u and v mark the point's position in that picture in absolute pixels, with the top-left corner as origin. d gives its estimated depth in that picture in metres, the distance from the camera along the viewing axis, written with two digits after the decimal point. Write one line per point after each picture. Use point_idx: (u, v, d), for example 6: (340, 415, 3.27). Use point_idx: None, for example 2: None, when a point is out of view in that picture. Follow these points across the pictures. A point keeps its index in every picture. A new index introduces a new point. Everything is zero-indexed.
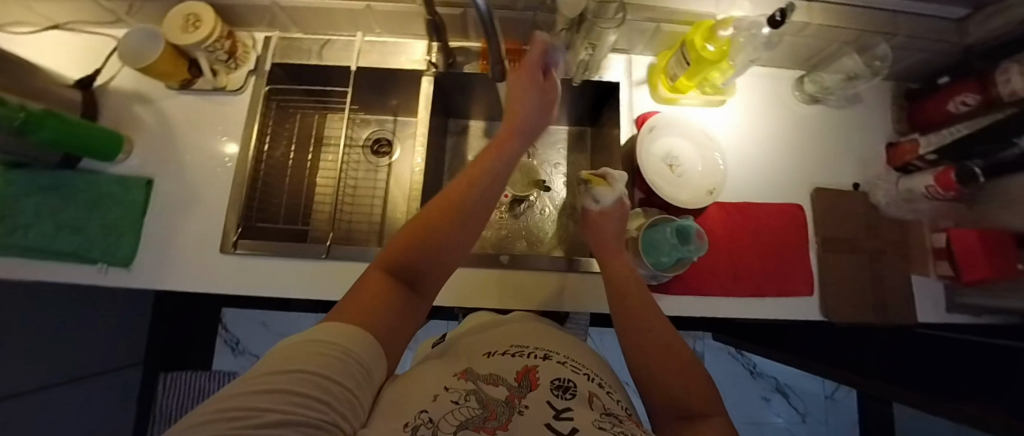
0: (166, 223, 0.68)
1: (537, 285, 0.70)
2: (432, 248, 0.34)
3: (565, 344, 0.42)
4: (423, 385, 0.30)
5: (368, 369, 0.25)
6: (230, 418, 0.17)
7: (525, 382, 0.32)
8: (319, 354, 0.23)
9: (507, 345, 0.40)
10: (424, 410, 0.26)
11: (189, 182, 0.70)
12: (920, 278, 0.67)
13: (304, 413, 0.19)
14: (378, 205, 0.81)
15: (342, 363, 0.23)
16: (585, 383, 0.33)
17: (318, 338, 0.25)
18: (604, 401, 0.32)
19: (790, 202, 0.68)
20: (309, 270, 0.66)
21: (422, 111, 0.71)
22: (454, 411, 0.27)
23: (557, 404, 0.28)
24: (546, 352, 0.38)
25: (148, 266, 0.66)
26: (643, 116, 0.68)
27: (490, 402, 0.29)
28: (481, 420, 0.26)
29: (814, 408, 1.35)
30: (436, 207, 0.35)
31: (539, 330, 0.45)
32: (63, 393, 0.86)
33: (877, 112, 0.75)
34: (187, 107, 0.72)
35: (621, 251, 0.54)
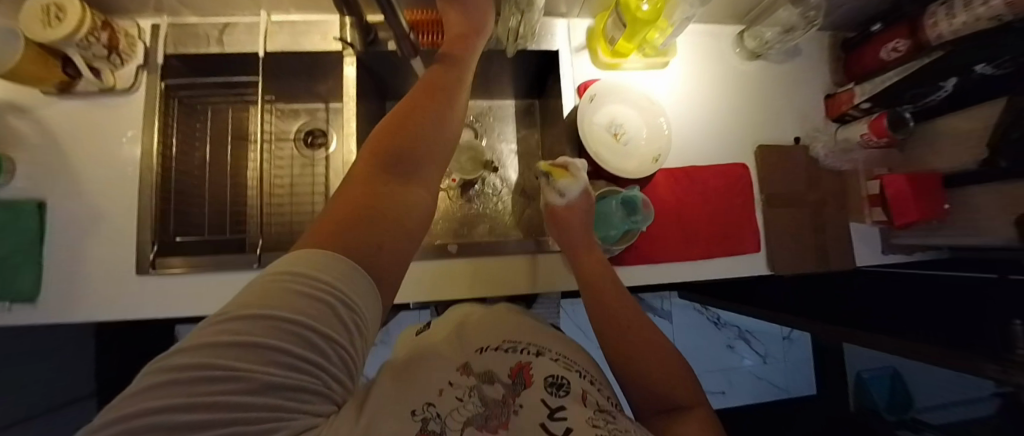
0: (72, 249, 0.60)
1: (495, 271, 0.67)
2: (404, 145, 0.34)
3: (549, 334, 0.42)
4: (426, 377, 0.30)
5: (363, 320, 0.24)
6: (207, 380, 0.15)
7: (519, 379, 0.32)
8: (306, 294, 0.20)
9: (499, 340, 0.38)
10: (430, 404, 0.26)
11: (91, 200, 0.61)
12: (857, 224, 0.70)
13: (288, 375, 0.18)
14: (319, 202, 0.77)
15: (334, 315, 0.21)
16: (579, 380, 0.34)
17: (304, 270, 0.22)
18: (596, 397, 0.33)
19: (735, 163, 0.68)
20: (242, 283, 0.61)
21: (347, 97, 0.65)
22: (458, 408, 0.27)
23: (552, 402, 0.29)
24: (539, 348, 0.37)
25: (58, 298, 0.59)
26: (585, 84, 0.64)
27: (492, 399, 0.29)
28: (482, 418, 0.27)
29: (774, 350, 1.44)
30: (390, 123, 0.36)
31: (518, 318, 0.44)
32: None
33: (816, 62, 0.74)
34: (75, 114, 0.63)
35: (593, 246, 0.54)
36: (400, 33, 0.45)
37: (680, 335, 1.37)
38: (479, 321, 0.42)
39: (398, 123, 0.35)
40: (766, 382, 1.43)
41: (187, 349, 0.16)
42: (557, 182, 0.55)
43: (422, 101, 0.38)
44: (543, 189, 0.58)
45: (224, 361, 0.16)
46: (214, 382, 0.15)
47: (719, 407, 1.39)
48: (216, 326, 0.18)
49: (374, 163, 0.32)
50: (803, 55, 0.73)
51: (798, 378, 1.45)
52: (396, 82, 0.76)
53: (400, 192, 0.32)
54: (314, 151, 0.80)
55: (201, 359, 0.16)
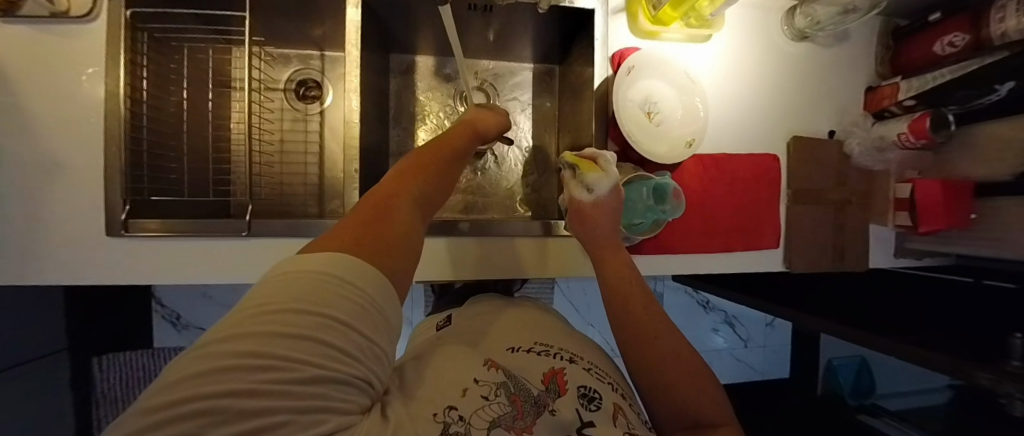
0: (27, 202, 0.53)
1: (504, 252, 0.64)
2: (418, 191, 0.33)
3: (578, 339, 0.40)
4: (453, 373, 0.28)
5: (388, 318, 0.22)
6: (257, 368, 0.14)
7: (553, 385, 0.29)
8: (352, 299, 0.19)
9: (531, 340, 0.36)
10: (452, 407, 0.24)
11: (46, 146, 0.53)
12: (877, 227, 0.68)
13: (325, 364, 0.17)
14: (313, 163, 0.71)
15: (364, 309, 0.20)
16: (610, 393, 0.31)
17: (323, 264, 0.20)
18: (628, 416, 0.30)
19: (767, 153, 0.64)
20: (229, 250, 0.55)
21: (350, 44, 0.57)
22: (484, 407, 0.25)
23: (582, 415, 0.27)
24: (572, 354, 0.35)
25: (16, 257, 0.53)
26: (621, 54, 0.58)
27: (520, 398, 0.27)
28: (509, 419, 0.25)
29: (756, 335, 1.49)
30: (401, 168, 0.35)
31: (549, 319, 0.43)
32: None
33: (865, 49, 0.68)
34: (19, 41, 0.53)
35: (620, 248, 0.49)
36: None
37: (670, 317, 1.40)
38: (513, 320, 0.41)
39: (411, 169, 0.35)
40: (744, 364, 1.49)
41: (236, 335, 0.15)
42: (585, 178, 0.50)
43: (442, 154, 0.39)
44: (569, 183, 0.53)
45: (275, 350, 0.15)
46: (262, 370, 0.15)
47: None
48: (255, 313, 0.17)
49: (388, 197, 0.30)
50: (852, 40, 0.68)
51: (775, 362, 1.52)
52: (403, 30, 0.67)
53: (411, 224, 0.29)
54: (307, 105, 0.72)
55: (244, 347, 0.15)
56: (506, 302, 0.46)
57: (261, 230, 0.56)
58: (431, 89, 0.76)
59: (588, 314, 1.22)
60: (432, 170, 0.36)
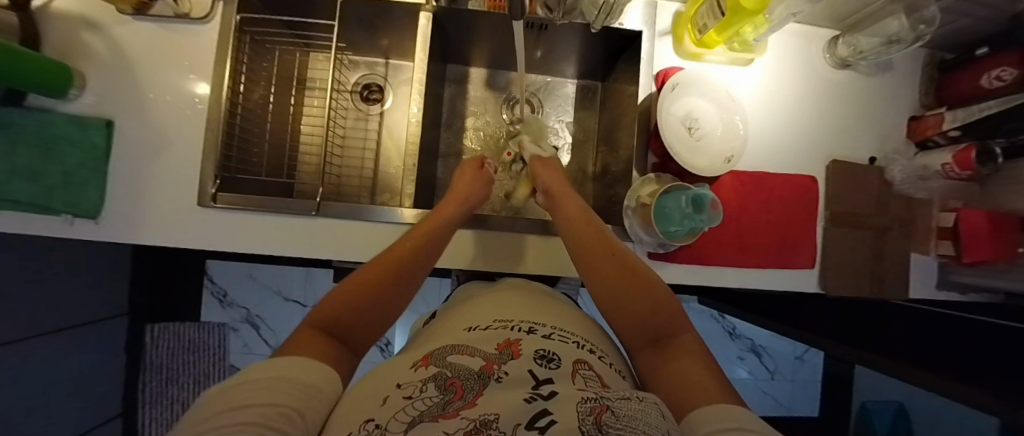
0: (133, 172, 0.61)
1: (531, 250, 0.66)
2: (355, 315, 0.37)
3: (542, 311, 0.45)
4: (374, 392, 0.27)
5: (314, 388, 0.26)
6: None
7: (506, 350, 0.33)
8: (274, 388, 0.24)
9: (490, 319, 0.41)
10: (370, 420, 0.23)
11: (155, 126, 0.62)
12: (919, 255, 0.68)
13: (250, 427, 0.19)
14: (369, 159, 0.78)
15: (291, 394, 0.24)
16: (569, 350, 0.35)
17: (273, 372, 0.26)
18: (589, 364, 0.34)
19: (805, 174, 0.65)
20: (298, 227, 0.62)
21: (420, 54, 0.64)
22: (405, 407, 0.24)
23: (538, 373, 0.28)
24: (530, 325, 0.39)
25: (118, 218, 0.61)
26: (666, 72, 0.62)
27: (450, 386, 0.26)
28: (440, 406, 0.24)
29: (783, 368, 1.44)
30: (347, 288, 0.39)
31: (514, 298, 0.49)
32: (42, 344, 0.84)
33: (908, 81, 0.70)
34: (147, 37, 0.62)
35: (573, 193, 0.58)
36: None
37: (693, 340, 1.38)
38: (478, 309, 0.46)
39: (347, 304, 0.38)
40: (769, 397, 1.44)
41: None
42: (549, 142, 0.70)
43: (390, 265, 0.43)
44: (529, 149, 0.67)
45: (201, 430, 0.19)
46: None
47: None
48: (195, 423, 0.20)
49: (320, 326, 0.35)
50: (896, 71, 0.69)
51: (802, 398, 1.45)
52: (463, 44, 0.74)
53: (337, 352, 0.33)
54: (369, 106, 0.80)
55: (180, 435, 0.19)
56: (479, 292, 0.53)
57: (328, 212, 0.62)
58: (481, 99, 0.82)
59: None
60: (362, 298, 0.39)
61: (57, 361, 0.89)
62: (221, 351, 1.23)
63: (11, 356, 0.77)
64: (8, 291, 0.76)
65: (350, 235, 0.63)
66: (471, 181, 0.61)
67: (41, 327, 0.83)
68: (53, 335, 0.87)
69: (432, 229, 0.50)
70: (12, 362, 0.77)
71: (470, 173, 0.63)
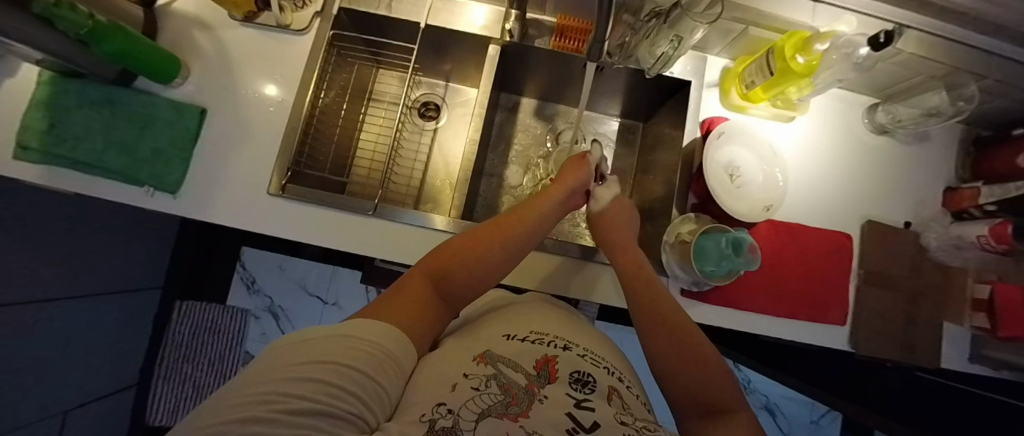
0: (215, 156, 0.68)
1: (563, 272, 0.71)
2: (456, 271, 0.40)
3: (572, 330, 0.48)
4: (443, 371, 0.31)
5: (396, 360, 0.29)
6: (265, 401, 0.19)
7: (544, 372, 0.34)
8: (352, 349, 0.25)
9: (526, 330, 0.43)
10: (442, 403, 0.26)
11: (240, 118, 0.68)
12: (952, 325, 0.68)
13: (328, 398, 0.20)
14: (418, 170, 0.83)
15: (360, 352, 0.26)
16: (604, 378, 0.37)
17: (334, 330, 0.27)
18: (621, 394, 0.35)
19: (839, 231, 0.67)
20: (353, 224, 0.67)
21: (484, 80, 0.71)
22: (474, 398, 0.27)
23: (576, 396, 0.31)
24: (565, 343, 0.42)
25: (193, 195, 0.67)
26: (711, 121, 0.66)
27: (511, 389, 0.30)
28: (503, 406, 0.27)
29: (798, 431, 1.38)
30: (454, 245, 0.43)
31: (544, 311, 0.52)
32: (71, 306, 0.89)
33: (944, 153, 0.72)
34: (247, 40, 0.70)
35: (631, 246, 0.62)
36: (602, 42, 0.44)
37: None
38: (516, 317, 0.48)
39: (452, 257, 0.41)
40: None
41: (261, 384, 0.20)
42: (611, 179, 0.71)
43: (493, 232, 0.45)
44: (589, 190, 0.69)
45: (284, 389, 0.20)
46: (277, 402, 0.19)
47: None
48: (261, 378, 0.21)
49: (427, 273, 0.39)
50: (933, 142, 0.72)
51: None
52: (520, 75, 0.81)
53: (433, 305, 0.37)
54: (425, 121, 0.86)
55: (266, 391, 0.19)
56: (523, 301, 0.56)
57: (383, 213, 0.67)
58: (528, 126, 0.88)
59: None
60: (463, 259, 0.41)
61: (83, 323, 0.93)
62: (240, 337, 1.24)
63: (41, 312, 0.81)
64: (47, 250, 0.81)
65: (401, 237, 0.67)
66: (580, 173, 0.63)
67: (66, 291, 0.87)
68: (81, 299, 0.92)
69: (528, 207, 0.52)
70: (40, 319, 0.81)
71: (573, 164, 0.64)
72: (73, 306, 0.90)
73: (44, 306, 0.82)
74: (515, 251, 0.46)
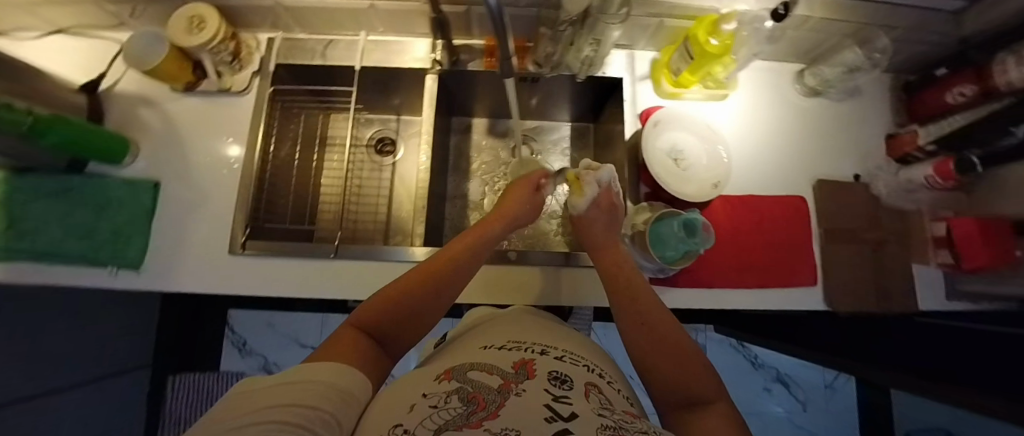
0: (176, 225, 0.69)
1: (539, 280, 0.72)
2: (394, 315, 0.40)
3: (552, 336, 0.47)
4: (399, 401, 0.28)
5: (352, 395, 0.28)
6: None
7: (522, 371, 0.34)
8: (313, 393, 0.25)
9: (504, 341, 0.43)
10: (398, 424, 0.24)
11: (195, 184, 0.70)
12: (920, 266, 0.69)
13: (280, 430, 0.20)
14: (383, 204, 0.83)
15: (319, 392, 0.25)
16: (580, 374, 0.36)
17: (291, 377, 0.26)
18: (599, 389, 0.34)
19: (793, 194, 0.69)
20: (317, 270, 0.67)
21: (427, 110, 0.72)
22: (431, 416, 0.24)
23: (555, 391, 0.30)
24: (543, 348, 0.41)
25: (157, 268, 0.67)
26: (647, 111, 0.68)
27: (477, 399, 0.28)
28: (464, 417, 0.24)
29: (815, 397, 1.36)
30: (388, 293, 0.42)
31: (526, 322, 0.52)
32: (62, 400, 0.88)
33: (878, 104, 0.75)
34: (192, 109, 0.72)
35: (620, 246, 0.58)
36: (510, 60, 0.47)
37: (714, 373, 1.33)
38: (492, 332, 0.48)
39: (391, 300, 0.41)
40: (803, 431, 1.35)
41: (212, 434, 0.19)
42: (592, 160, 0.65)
43: (429, 275, 0.44)
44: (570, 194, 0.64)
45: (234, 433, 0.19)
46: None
47: None
48: (215, 425, 0.20)
49: (366, 319, 0.38)
50: (866, 95, 0.75)
51: (840, 430, 1.36)
52: (465, 98, 0.83)
53: (375, 352, 0.37)
54: (383, 157, 0.87)
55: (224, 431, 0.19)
56: (502, 318, 0.54)
57: (345, 254, 0.67)
58: (483, 145, 0.89)
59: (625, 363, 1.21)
60: (401, 302, 0.41)
61: (75, 415, 0.92)
62: None
63: (31, 411, 0.80)
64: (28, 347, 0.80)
65: (369, 276, 0.67)
66: (522, 198, 0.65)
67: (52, 385, 0.86)
68: (71, 391, 0.90)
69: (466, 243, 0.51)
70: (31, 418, 0.80)
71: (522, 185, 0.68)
72: (64, 399, 0.88)
73: (34, 403, 0.81)
74: (457, 285, 0.47)
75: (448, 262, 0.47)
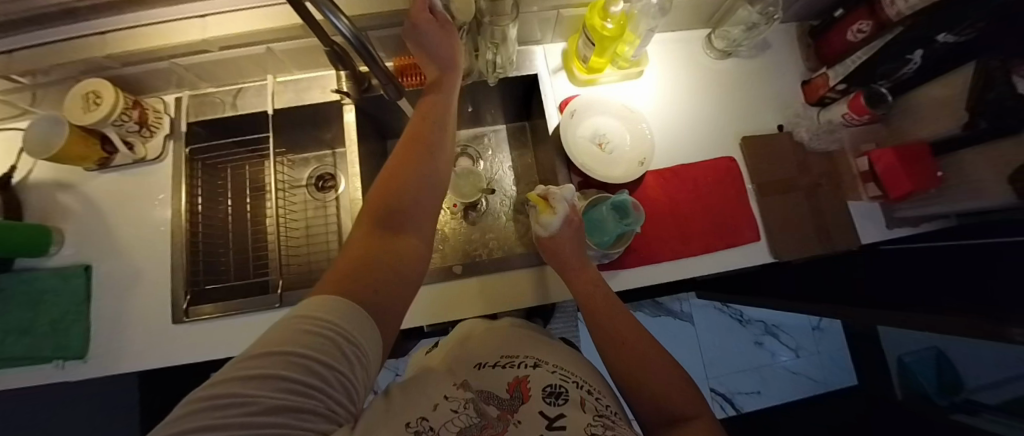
0: (117, 304, 0.67)
1: (510, 285, 0.72)
2: (394, 204, 0.39)
3: (543, 346, 0.43)
4: (427, 393, 0.31)
5: (363, 358, 0.27)
6: (229, 389, 0.20)
7: (517, 393, 0.33)
8: (318, 337, 0.25)
9: (497, 355, 0.40)
10: (423, 418, 0.26)
11: (129, 259, 0.68)
12: (855, 202, 0.70)
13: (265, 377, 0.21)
14: (333, 239, 0.81)
15: (323, 339, 0.25)
16: (576, 388, 0.34)
17: (299, 315, 0.27)
18: (594, 404, 0.33)
19: (723, 157, 0.70)
20: (265, 321, 0.65)
21: (348, 140, 0.71)
22: (453, 419, 0.27)
23: (550, 412, 0.29)
24: (535, 361, 0.38)
25: (103, 352, 0.65)
26: (565, 101, 0.69)
27: (486, 414, 0.30)
28: (477, 428, 0.27)
29: (805, 341, 1.39)
30: (375, 195, 0.40)
31: (525, 335, 0.46)
32: None
33: (787, 54, 0.77)
34: (113, 184, 0.71)
35: (587, 265, 0.54)
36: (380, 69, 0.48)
37: (704, 337, 1.35)
38: (478, 344, 0.44)
39: (385, 193, 0.40)
40: (802, 376, 1.37)
41: (242, 370, 0.22)
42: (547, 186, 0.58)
43: (401, 160, 0.43)
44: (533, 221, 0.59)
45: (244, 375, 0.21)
46: (249, 404, 0.19)
47: (755, 407, 1.34)
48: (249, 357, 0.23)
49: (370, 222, 0.37)
50: (774, 48, 0.77)
51: (835, 369, 1.39)
52: (394, 122, 0.83)
53: (396, 243, 0.37)
54: (325, 193, 0.86)
55: (227, 390, 0.20)
56: (484, 331, 0.48)
57: (291, 300, 0.66)
58: None
59: None
60: (393, 192, 0.40)
61: None
62: None
63: None
64: None
65: None
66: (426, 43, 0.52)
67: None
68: None
69: (421, 120, 0.48)
70: None
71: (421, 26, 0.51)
72: None
73: None
74: (438, 154, 0.46)
75: (414, 143, 0.44)
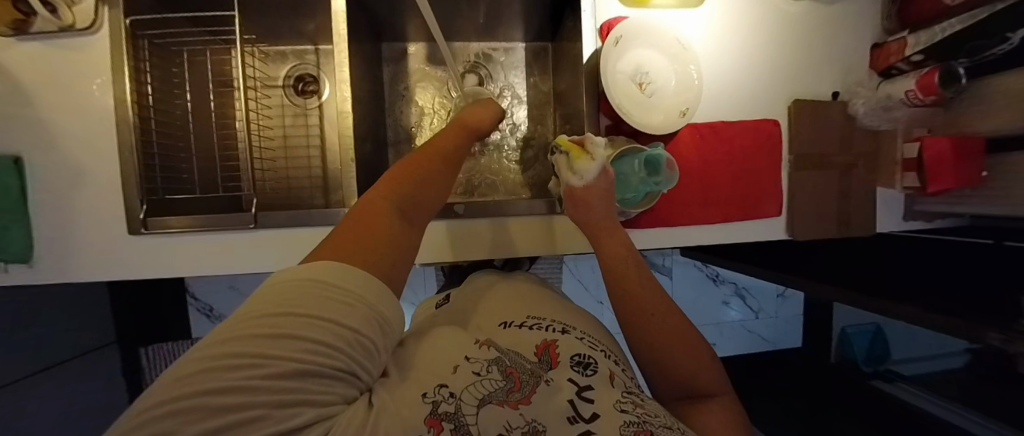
0: (63, 207, 0.57)
1: (515, 231, 0.67)
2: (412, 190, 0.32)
3: (571, 313, 0.39)
4: (444, 348, 0.27)
5: (386, 320, 0.22)
6: (233, 351, 0.15)
7: (545, 357, 0.29)
8: (343, 303, 0.19)
9: (523, 315, 0.36)
10: (443, 385, 0.22)
11: (70, 156, 0.57)
12: (884, 189, 0.67)
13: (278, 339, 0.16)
14: (316, 156, 0.71)
15: (348, 307, 0.19)
16: (605, 361, 0.31)
17: (313, 273, 0.20)
18: (624, 380, 0.30)
19: (767, 118, 0.63)
20: (242, 242, 0.59)
21: (334, 36, 0.57)
22: (476, 383, 0.23)
23: (579, 380, 0.26)
24: (564, 326, 0.34)
25: (54, 258, 0.58)
26: (609, 24, 0.57)
27: (513, 371, 0.25)
28: (503, 393, 0.23)
29: (768, 305, 1.48)
30: (390, 178, 0.33)
31: (545, 295, 0.42)
32: None
33: (868, 4, 0.65)
34: (34, 57, 0.56)
35: (617, 227, 0.48)
36: None
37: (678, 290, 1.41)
38: (498, 302, 0.39)
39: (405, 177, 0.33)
40: (754, 335, 1.48)
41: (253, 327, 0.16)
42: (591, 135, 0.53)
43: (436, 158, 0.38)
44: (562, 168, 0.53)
45: (253, 335, 0.16)
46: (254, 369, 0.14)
47: None
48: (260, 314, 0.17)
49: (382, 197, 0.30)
50: None
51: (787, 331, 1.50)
52: (393, 19, 0.68)
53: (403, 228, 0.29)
54: (306, 99, 0.73)
55: (234, 347, 0.15)
56: (506, 287, 0.43)
57: (269, 223, 0.59)
58: (424, 76, 0.77)
59: (597, 291, 1.26)
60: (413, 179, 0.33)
61: None
62: None
63: None
64: None
65: (303, 245, 0.59)
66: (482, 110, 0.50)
67: None
68: None
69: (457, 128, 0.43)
70: None
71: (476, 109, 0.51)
72: None
73: None
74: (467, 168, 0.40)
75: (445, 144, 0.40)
